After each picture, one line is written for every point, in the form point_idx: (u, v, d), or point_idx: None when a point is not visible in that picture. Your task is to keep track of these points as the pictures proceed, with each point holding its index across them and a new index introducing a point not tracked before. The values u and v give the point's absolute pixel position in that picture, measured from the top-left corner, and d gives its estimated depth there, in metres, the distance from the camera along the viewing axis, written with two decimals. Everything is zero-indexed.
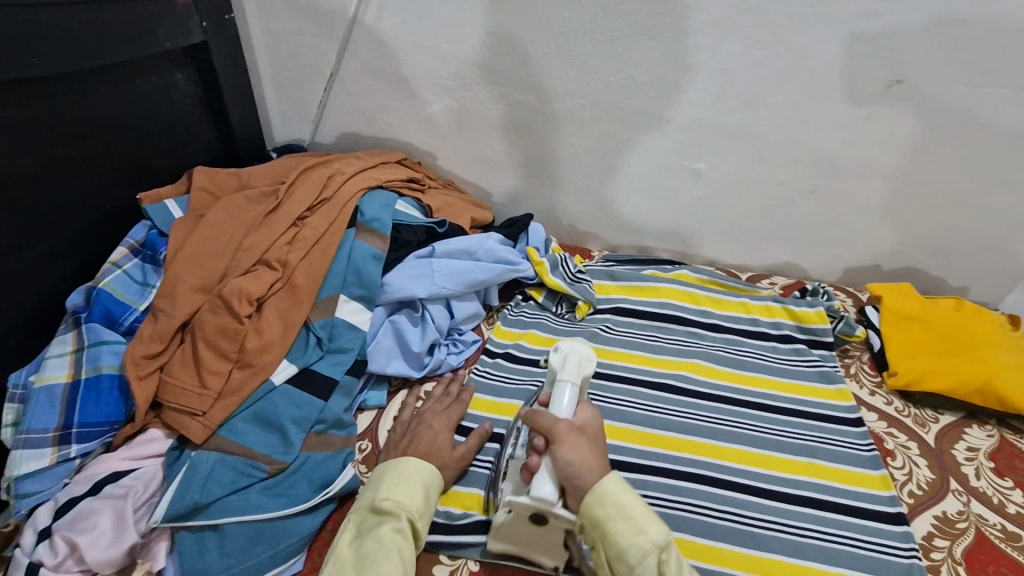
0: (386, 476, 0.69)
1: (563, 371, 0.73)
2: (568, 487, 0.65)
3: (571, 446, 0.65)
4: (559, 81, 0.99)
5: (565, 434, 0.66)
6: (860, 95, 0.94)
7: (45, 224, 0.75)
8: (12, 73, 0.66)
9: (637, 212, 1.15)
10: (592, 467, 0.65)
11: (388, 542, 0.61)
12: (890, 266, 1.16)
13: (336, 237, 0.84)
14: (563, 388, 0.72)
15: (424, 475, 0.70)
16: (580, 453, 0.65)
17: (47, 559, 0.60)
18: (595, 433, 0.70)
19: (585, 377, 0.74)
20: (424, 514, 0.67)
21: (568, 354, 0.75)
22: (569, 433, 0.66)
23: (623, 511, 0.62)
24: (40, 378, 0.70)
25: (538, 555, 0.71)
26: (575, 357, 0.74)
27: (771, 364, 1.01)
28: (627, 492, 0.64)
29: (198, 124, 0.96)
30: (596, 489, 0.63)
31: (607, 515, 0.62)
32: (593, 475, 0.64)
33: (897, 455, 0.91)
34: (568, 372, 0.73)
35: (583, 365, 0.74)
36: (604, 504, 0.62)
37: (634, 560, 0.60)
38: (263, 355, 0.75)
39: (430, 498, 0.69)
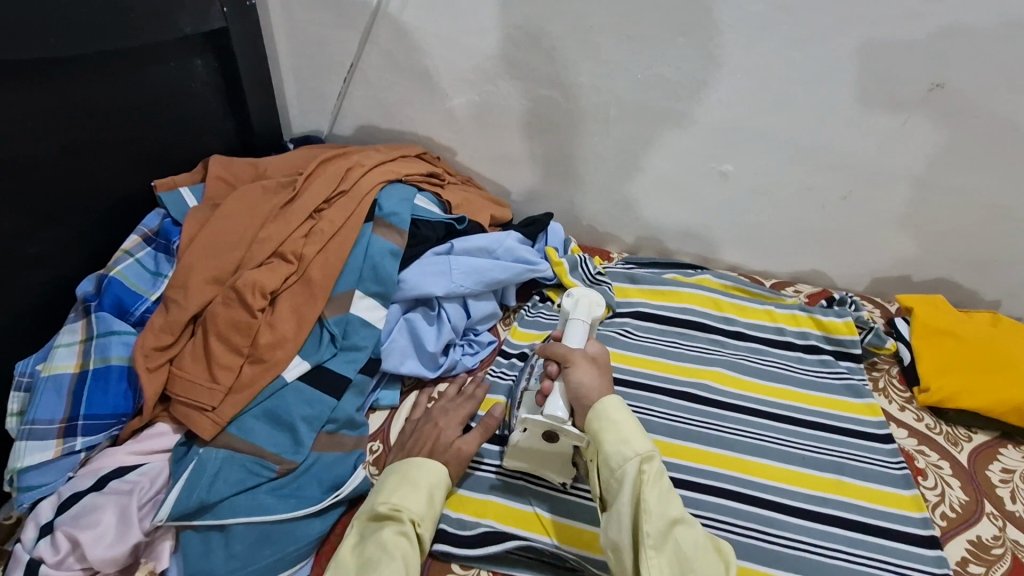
0: (390, 478, 0.67)
1: (575, 310, 0.75)
2: (576, 407, 0.68)
3: (580, 370, 0.68)
4: (585, 77, 0.96)
5: (576, 360, 0.69)
6: (898, 99, 0.90)
7: (59, 210, 0.73)
8: (25, 52, 0.64)
9: (660, 214, 1.12)
10: (598, 389, 0.68)
11: (390, 545, 0.59)
12: (921, 277, 1.12)
13: (353, 231, 0.82)
14: (575, 325, 0.74)
15: (429, 477, 0.67)
16: (589, 378, 0.68)
17: (49, 555, 0.58)
18: (607, 362, 0.72)
19: (598, 319, 0.76)
20: (427, 517, 0.64)
21: (580, 297, 0.76)
22: (581, 359, 0.69)
23: (615, 424, 0.65)
24: (47, 368, 0.68)
25: (547, 473, 0.75)
26: (587, 301, 0.76)
27: (797, 375, 0.98)
28: (625, 410, 0.67)
29: (216, 112, 0.94)
30: (596, 406, 0.67)
31: (598, 426, 0.66)
32: (601, 394, 0.68)
33: (929, 474, 0.87)
34: (580, 311, 0.75)
35: (594, 308, 0.76)
36: (598, 417, 0.66)
37: (617, 466, 0.63)
38: (275, 350, 0.73)
39: (436, 500, 0.66)
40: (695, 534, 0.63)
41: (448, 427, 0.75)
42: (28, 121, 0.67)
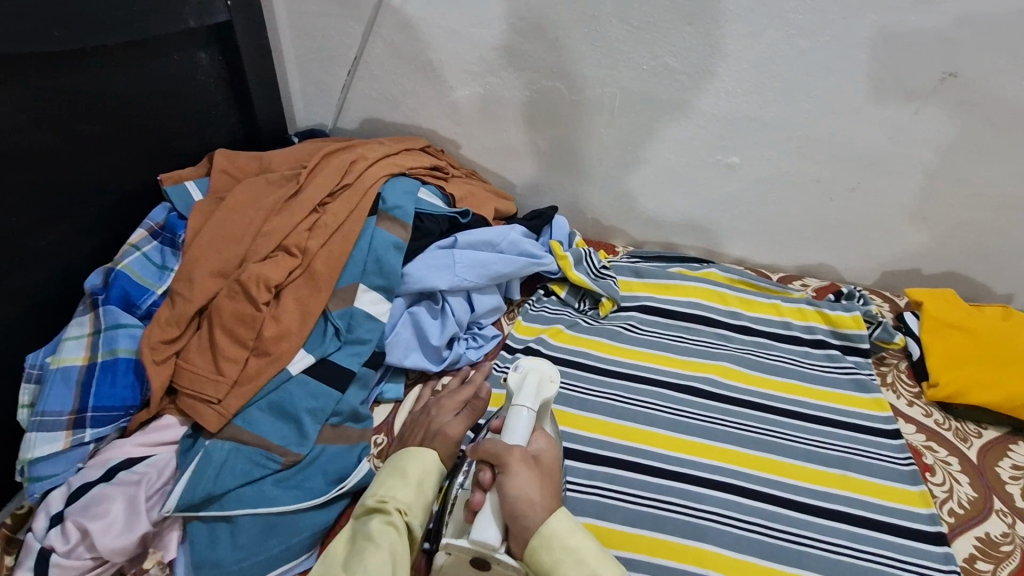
0: (384, 473, 0.67)
1: (519, 394, 0.66)
2: (511, 527, 0.60)
3: (519, 480, 0.60)
4: (590, 68, 0.95)
5: (514, 466, 0.61)
6: (910, 88, 0.89)
7: (65, 204, 0.74)
8: (34, 46, 0.65)
9: (665, 207, 1.11)
10: (539, 502, 0.60)
11: (377, 536, 0.60)
12: (932, 270, 1.10)
13: (357, 224, 0.82)
14: (517, 413, 0.65)
15: (418, 466, 0.67)
16: (528, 489, 0.60)
17: (59, 545, 0.59)
18: (550, 464, 0.65)
19: (546, 401, 0.68)
20: (416, 504, 0.64)
21: (528, 374, 0.68)
22: (519, 463, 0.61)
23: (572, 554, 0.59)
24: (56, 360, 0.68)
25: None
26: (536, 379, 0.68)
27: (803, 370, 0.97)
28: (575, 532, 0.61)
29: (221, 106, 0.94)
30: (544, 533, 0.59)
31: (554, 560, 0.58)
32: (542, 513, 0.60)
33: (937, 470, 0.86)
34: (524, 397, 0.66)
35: (542, 389, 0.68)
36: (551, 548, 0.59)
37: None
38: (280, 344, 0.73)
39: (426, 486, 0.66)
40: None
41: (443, 414, 0.75)
42: (37, 116, 0.68)
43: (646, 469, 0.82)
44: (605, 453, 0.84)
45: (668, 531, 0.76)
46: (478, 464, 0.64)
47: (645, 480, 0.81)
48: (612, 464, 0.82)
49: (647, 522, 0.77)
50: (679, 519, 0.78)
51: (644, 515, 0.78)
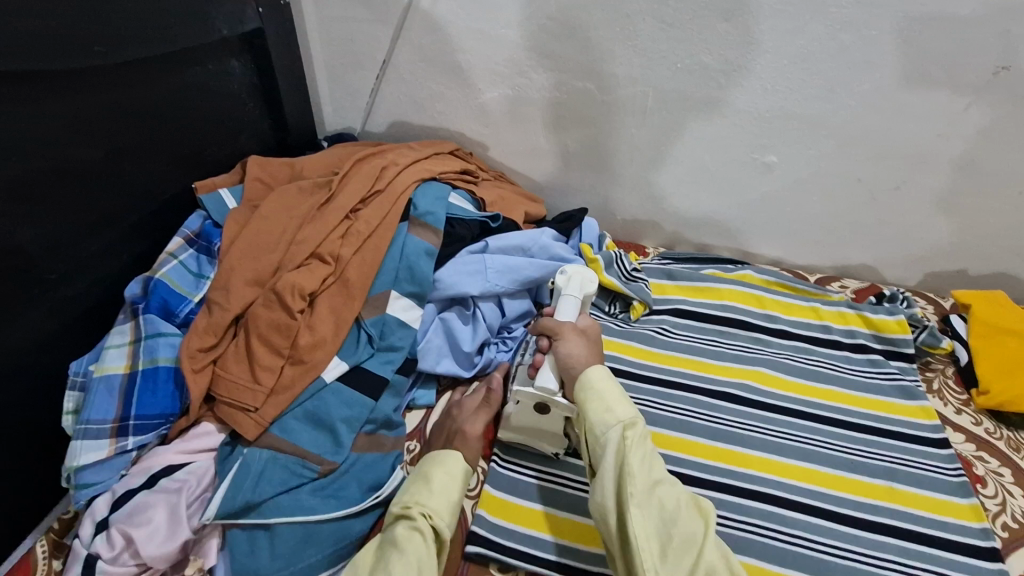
0: (411, 482, 0.67)
1: (567, 287, 0.79)
2: (566, 377, 0.73)
3: (569, 342, 0.74)
4: (622, 67, 0.93)
5: (565, 332, 0.75)
6: (960, 82, 0.85)
7: (106, 213, 0.75)
8: (75, 62, 0.66)
9: (698, 207, 1.08)
10: (586, 356, 0.73)
11: (402, 541, 0.60)
12: (979, 271, 1.06)
13: (389, 231, 0.82)
14: (566, 300, 0.79)
15: (440, 468, 0.67)
16: (577, 348, 0.74)
17: (105, 551, 0.60)
18: (596, 335, 0.77)
19: (589, 294, 0.81)
20: (443, 509, 0.64)
21: (573, 273, 0.81)
22: (570, 331, 0.75)
23: (599, 394, 0.69)
24: (99, 368, 0.69)
25: (540, 443, 0.78)
26: (580, 278, 0.80)
27: (844, 375, 0.94)
28: (609, 381, 0.71)
29: (253, 112, 0.95)
30: (582, 377, 0.70)
31: (584, 396, 0.69)
32: (590, 364, 0.73)
33: (989, 482, 0.83)
34: (571, 288, 0.79)
35: (586, 284, 0.81)
36: (583, 388, 0.70)
37: (600, 432, 0.66)
38: (315, 352, 0.74)
39: (451, 490, 0.66)
40: (680, 496, 0.63)
41: (464, 414, 0.77)
42: (79, 128, 0.69)
43: (683, 478, 0.81)
44: None
45: None
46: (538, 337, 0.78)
47: None
48: None
49: None
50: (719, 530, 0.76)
51: None
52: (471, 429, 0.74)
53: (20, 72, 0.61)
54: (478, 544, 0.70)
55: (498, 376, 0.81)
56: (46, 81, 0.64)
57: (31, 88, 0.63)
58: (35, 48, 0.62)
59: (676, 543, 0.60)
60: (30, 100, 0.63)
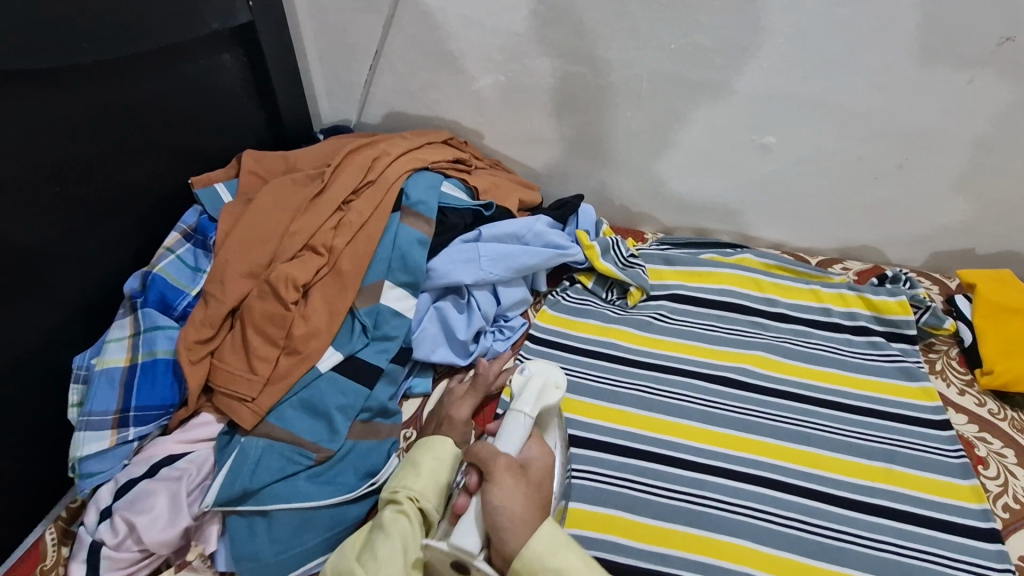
0: (402, 467, 0.68)
1: (519, 399, 0.69)
2: (492, 537, 0.59)
3: (501, 490, 0.60)
4: (615, 50, 0.92)
5: (497, 472, 0.61)
6: (962, 55, 0.83)
7: (104, 210, 0.77)
8: (67, 60, 0.67)
9: (697, 191, 1.07)
10: (522, 521, 0.59)
11: (388, 524, 0.61)
12: (985, 250, 1.04)
13: (381, 222, 0.82)
14: (514, 417, 0.67)
15: (427, 454, 0.68)
16: (510, 501, 0.59)
17: (109, 538, 0.63)
18: (538, 474, 0.65)
19: (547, 405, 0.70)
20: (430, 491, 0.65)
21: (530, 380, 0.71)
22: (502, 471, 0.61)
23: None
24: (101, 361, 0.71)
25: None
26: (537, 389, 0.70)
27: (843, 358, 0.93)
28: (564, 554, 0.58)
29: (247, 106, 0.96)
30: (523, 554, 0.57)
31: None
32: (523, 533, 0.58)
33: (991, 463, 0.82)
34: (524, 401, 0.68)
35: (546, 394, 0.70)
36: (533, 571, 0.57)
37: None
38: (309, 342, 0.75)
39: (438, 472, 0.67)
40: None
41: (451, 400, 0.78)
42: (73, 126, 0.70)
43: (679, 462, 0.81)
44: (636, 445, 0.82)
45: (702, 527, 0.75)
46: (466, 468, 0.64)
47: (680, 474, 0.80)
48: (644, 458, 0.81)
49: (682, 517, 0.76)
50: (713, 513, 0.76)
51: (677, 510, 0.77)
52: (457, 413, 0.75)
53: (13, 71, 0.63)
54: None
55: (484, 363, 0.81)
56: (39, 81, 0.65)
57: (24, 88, 0.64)
58: (26, 49, 0.63)
59: None
60: (24, 100, 0.65)
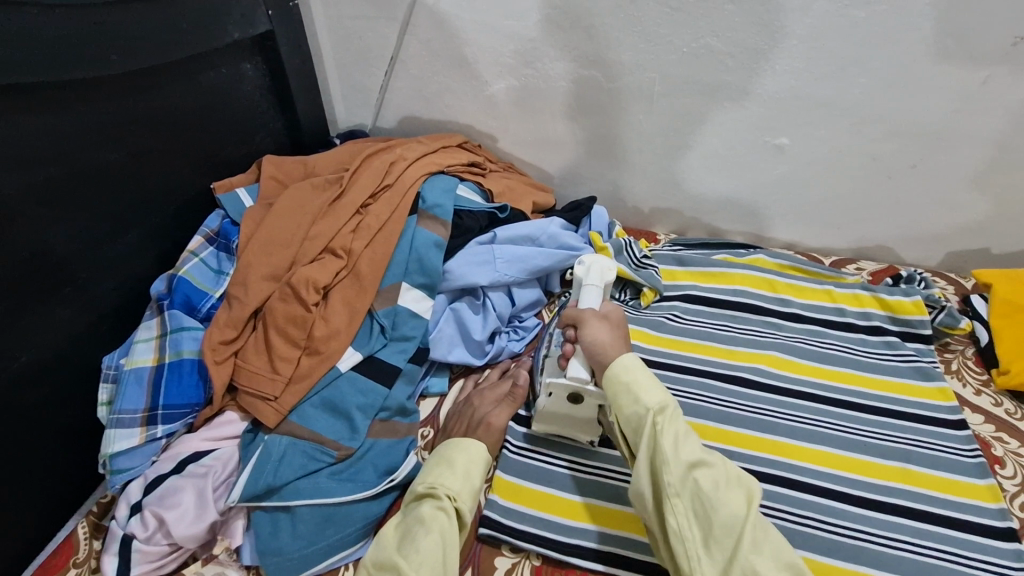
0: (433, 463, 0.70)
1: (587, 277, 0.77)
2: (596, 366, 0.73)
3: (593, 328, 0.73)
4: (627, 53, 0.93)
5: (587, 319, 0.74)
6: (976, 55, 0.83)
7: (132, 214, 0.79)
8: (96, 71, 0.69)
9: (710, 191, 1.07)
10: (612, 345, 0.72)
11: (428, 519, 0.63)
12: (1001, 249, 1.04)
13: (398, 225, 0.84)
14: (588, 290, 0.77)
15: (461, 457, 0.71)
16: (603, 335, 0.72)
17: (139, 532, 0.65)
18: (619, 320, 0.76)
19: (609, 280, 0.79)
20: (466, 493, 0.68)
21: (591, 264, 0.78)
22: (592, 317, 0.74)
23: (625, 386, 0.69)
24: (129, 362, 0.74)
25: (577, 433, 0.79)
26: (599, 266, 0.78)
27: (859, 358, 0.93)
28: (636, 368, 0.71)
29: (267, 113, 0.98)
30: (608, 371, 0.71)
31: (614, 391, 0.70)
32: (617, 351, 0.72)
33: (1007, 463, 0.82)
34: (591, 277, 0.77)
35: (606, 273, 0.78)
36: (610, 381, 0.70)
37: (633, 423, 0.68)
38: (330, 342, 0.77)
39: (472, 474, 0.70)
40: (716, 475, 0.63)
41: (485, 405, 0.80)
42: (102, 133, 0.73)
43: None
44: None
45: None
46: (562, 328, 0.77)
47: None
48: None
49: None
50: None
51: None
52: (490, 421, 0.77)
53: (45, 83, 0.65)
54: (490, 526, 0.73)
55: (523, 372, 0.85)
56: (70, 91, 0.68)
57: (57, 99, 0.67)
58: (57, 60, 0.65)
59: (717, 525, 0.61)
60: (56, 111, 0.67)
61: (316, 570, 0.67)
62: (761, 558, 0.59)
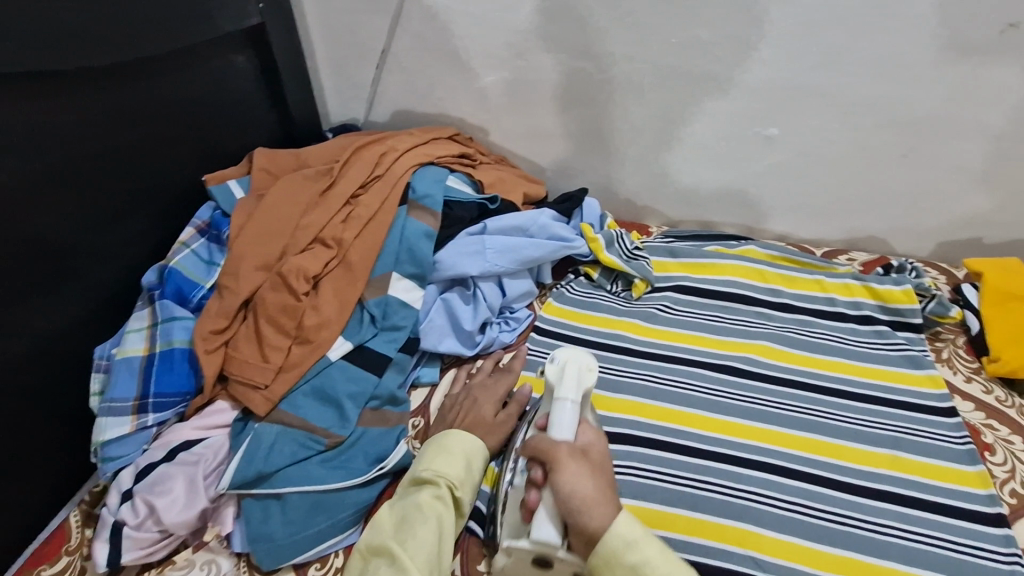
0: (431, 448, 0.70)
1: (561, 388, 0.68)
2: (569, 526, 0.62)
3: (571, 476, 0.62)
4: (617, 45, 0.93)
5: (564, 461, 0.63)
6: (965, 43, 0.83)
7: (122, 206, 0.80)
8: (86, 61, 0.70)
9: (702, 183, 1.07)
10: (595, 503, 0.62)
11: (425, 509, 0.64)
12: (992, 239, 1.04)
13: (388, 215, 0.85)
14: (561, 406, 0.67)
15: (464, 445, 0.70)
16: (582, 484, 0.62)
17: (130, 518, 0.65)
18: (599, 458, 0.67)
19: (587, 387, 0.70)
20: (466, 482, 0.68)
21: (567, 366, 0.70)
22: (569, 460, 0.63)
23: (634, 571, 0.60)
24: (121, 351, 0.74)
25: None
26: (575, 373, 0.69)
27: (849, 347, 0.93)
28: (643, 545, 0.61)
29: (258, 106, 0.98)
30: (601, 549, 0.60)
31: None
32: (601, 512, 0.61)
33: (997, 450, 0.82)
34: (566, 389, 0.68)
35: (583, 379, 0.69)
36: (610, 566, 0.60)
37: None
38: (320, 332, 0.77)
39: (473, 465, 0.70)
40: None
41: (486, 401, 0.78)
42: (93, 124, 0.73)
43: (685, 450, 0.82)
44: (641, 434, 0.83)
45: (707, 511, 0.76)
46: (530, 461, 0.66)
47: (686, 462, 0.80)
48: (650, 445, 0.82)
49: (684, 502, 0.77)
50: (717, 498, 0.77)
51: (681, 495, 0.78)
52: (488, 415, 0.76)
53: (35, 73, 0.66)
54: (478, 515, 0.73)
55: (518, 366, 0.84)
56: (60, 82, 0.69)
57: (47, 90, 0.67)
58: (46, 51, 0.66)
59: None
60: (47, 101, 0.68)
61: (305, 557, 0.67)
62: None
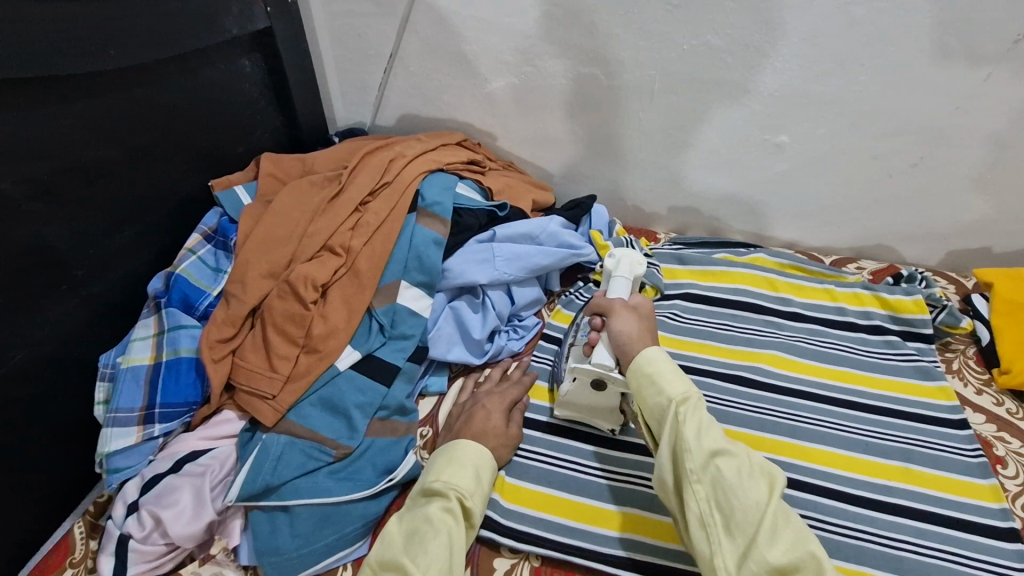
0: (440, 458, 0.70)
1: (616, 271, 0.80)
2: (621, 357, 0.73)
3: (622, 320, 0.73)
4: (627, 51, 0.93)
5: (617, 309, 0.75)
6: (977, 53, 0.83)
7: (128, 212, 0.79)
8: (93, 66, 0.69)
9: (711, 189, 1.07)
10: (640, 338, 0.72)
11: (436, 521, 0.63)
12: (1002, 249, 1.04)
13: (397, 223, 0.83)
14: (617, 282, 0.79)
15: (475, 456, 0.70)
16: (629, 326, 0.73)
17: (136, 531, 0.65)
18: (648, 312, 0.77)
19: (639, 276, 0.82)
20: (476, 493, 0.67)
21: (621, 258, 0.81)
22: (621, 309, 0.75)
23: (649, 377, 0.68)
24: (126, 360, 0.73)
25: (597, 420, 0.80)
26: (628, 261, 0.81)
27: (860, 358, 0.92)
28: (664, 361, 0.70)
29: (264, 110, 0.97)
30: (637, 363, 0.70)
31: (639, 383, 0.69)
32: (645, 345, 0.72)
33: (1009, 463, 0.82)
34: (621, 270, 0.80)
35: (636, 267, 0.81)
36: (637, 375, 0.69)
37: (657, 414, 0.67)
38: (328, 341, 0.76)
39: (483, 479, 0.69)
40: (736, 465, 0.62)
41: (493, 408, 0.78)
42: (99, 130, 0.72)
43: None
44: None
45: None
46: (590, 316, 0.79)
47: None
48: None
49: None
50: None
51: None
52: (494, 424, 0.76)
53: (39, 79, 0.65)
54: (491, 527, 0.72)
55: (517, 371, 0.86)
56: (65, 87, 0.67)
57: (55, 97, 0.67)
58: (52, 56, 0.65)
59: (738, 511, 0.59)
60: (51, 107, 0.67)
61: (313, 571, 0.67)
62: (778, 551, 0.57)
